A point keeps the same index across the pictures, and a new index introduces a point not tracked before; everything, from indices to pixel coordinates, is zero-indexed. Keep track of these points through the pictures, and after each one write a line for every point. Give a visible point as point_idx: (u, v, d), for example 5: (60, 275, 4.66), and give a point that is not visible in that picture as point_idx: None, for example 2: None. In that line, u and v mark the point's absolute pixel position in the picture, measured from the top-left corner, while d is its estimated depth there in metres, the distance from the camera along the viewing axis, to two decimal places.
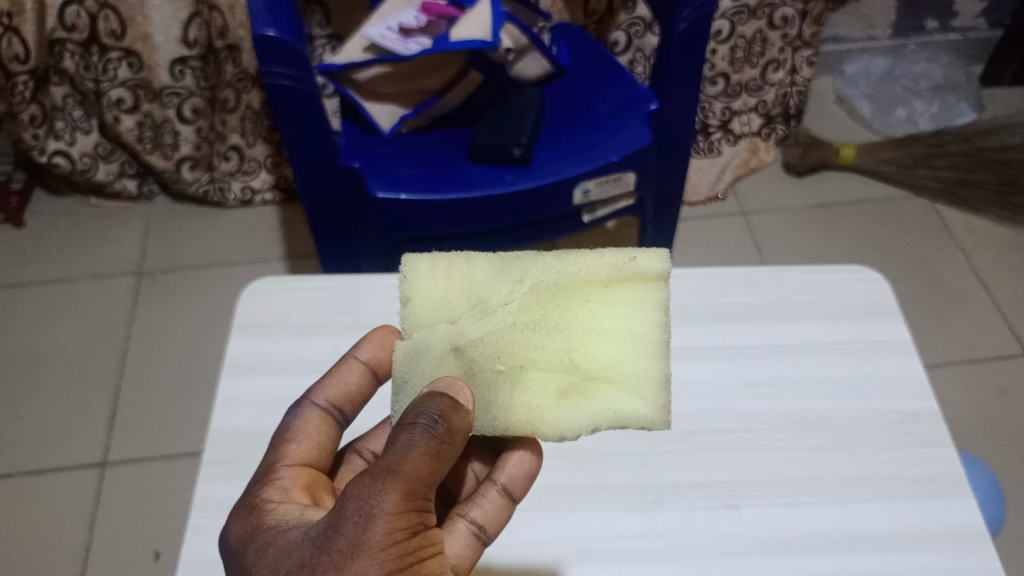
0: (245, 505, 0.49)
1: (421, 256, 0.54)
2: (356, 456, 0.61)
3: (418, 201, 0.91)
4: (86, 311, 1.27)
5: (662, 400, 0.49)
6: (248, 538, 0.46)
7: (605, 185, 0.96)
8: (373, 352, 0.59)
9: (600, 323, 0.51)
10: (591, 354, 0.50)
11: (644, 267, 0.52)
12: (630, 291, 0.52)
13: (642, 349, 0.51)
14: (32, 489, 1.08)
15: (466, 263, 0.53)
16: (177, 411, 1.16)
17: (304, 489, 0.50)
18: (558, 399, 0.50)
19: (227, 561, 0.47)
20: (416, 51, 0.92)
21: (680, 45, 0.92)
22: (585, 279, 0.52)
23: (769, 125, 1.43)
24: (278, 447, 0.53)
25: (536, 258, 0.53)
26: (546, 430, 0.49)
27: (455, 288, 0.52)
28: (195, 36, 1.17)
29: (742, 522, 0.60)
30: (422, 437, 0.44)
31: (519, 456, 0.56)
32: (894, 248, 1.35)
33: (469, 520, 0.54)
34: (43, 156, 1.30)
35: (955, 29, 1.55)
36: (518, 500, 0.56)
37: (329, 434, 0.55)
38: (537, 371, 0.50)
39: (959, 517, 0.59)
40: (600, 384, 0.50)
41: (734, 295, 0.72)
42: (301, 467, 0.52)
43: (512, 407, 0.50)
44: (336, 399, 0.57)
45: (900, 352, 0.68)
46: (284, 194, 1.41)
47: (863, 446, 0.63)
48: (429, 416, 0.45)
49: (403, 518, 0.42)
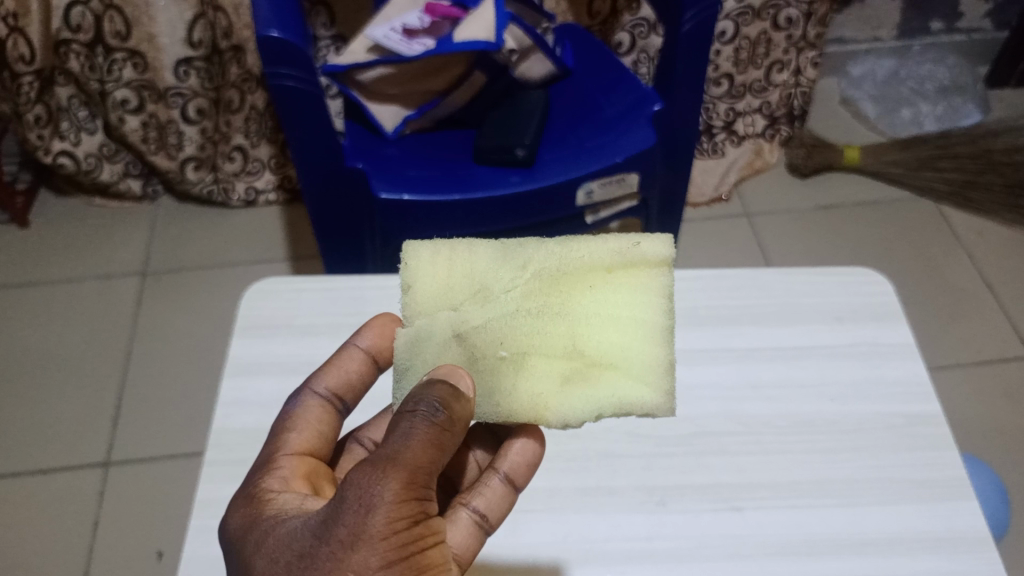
0: (245, 495, 0.49)
1: (422, 243, 0.54)
2: (358, 445, 0.61)
3: (423, 202, 0.91)
4: (90, 311, 1.28)
5: (666, 387, 0.49)
6: (246, 528, 0.46)
7: (608, 186, 0.96)
8: (373, 340, 0.58)
9: (604, 309, 0.51)
10: (595, 340, 0.50)
11: (648, 252, 0.52)
12: (633, 277, 0.52)
13: (647, 336, 0.51)
14: (35, 488, 1.09)
15: (467, 250, 0.53)
16: (181, 410, 1.16)
17: (304, 479, 0.50)
18: (562, 386, 0.50)
19: (227, 551, 0.47)
20: (419, 52, 0.92)
21: (685, 46, 0.92)
22: (588, 265, 0.52)
23: (773, 126, 1.43)
24: (278, 436, 0.53)
25: (538, 245, 0.53)
26: (549, 417, 0.49)
27: (457, 275, 0.52)
28: (200, 37, 1.18)
29: (747, 525, 0.59)
30: (423, 425, 0.44)
31: (522, 444, 0.56)
32: (900, 251, 1.34)
33: (472, 509, 0.54)
34: (48, 156, 1.30)
35: (961, 30, 1.54)
36: (520, 489, 0.56)
37: (329, 423, 0.55)
38: (540, 357, 0.50)
39: (966, 522, 0.59)
40: (604, 370, 0.50)
41: (740, 297, 0.72)
42: (301, 456, 0.52)
43: (515, 394, 0.50)
44: (337, 387, 0.56)
45: (905, 356, 0.68)
46: (289, 194, 1.42)
47: (868, 449, 0.63)
48: (430, 403, 0.44)
49: (403, 507, 0.42)
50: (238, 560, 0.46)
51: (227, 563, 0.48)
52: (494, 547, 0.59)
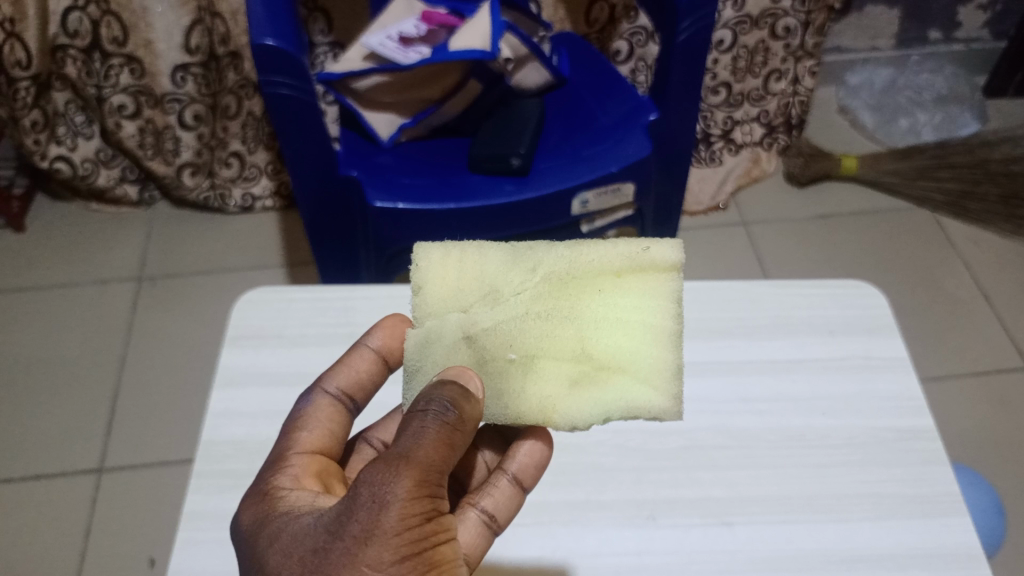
0: (256, 493, 0.49)
1: (433, 244, 0.53)
2: (366, 445, 0.60)
3: (417, 210, 0.91)
4: (85, 318, 1.27)
5: (672, 391, 0.49)
6: (258, 525, 0.46)
7: (603, 196, 0.96)
8: (383, 340, 0.58)
9: (613, 313, 0.51)
10: (603, 344, 0.50)
11: (658, 257, 0.51)
12: (642, 281, 0.51)
13: (655, 340, 0.50)
14: (27, 495, 1.08)
15: (478, 252, 0.53)
16: (176, 416, 1.16)
17: (316, 477, 0.50)
18: (570, 388, 0.49)
19: (239, 548, 0.47)
20: (414, 61, 0.92)
21: (680, 57, 0.91)
22: (598, 269, 0.51)
23: (772, 134, 1.43)
24: (290, 433, 0.52)
25: (548, 249, 0.52)
26: (557, 420, 0.49)
27: (467, 277, 0.52)
28: (197, 43, 1.17)
29: (739, 540, 0.59)
30: (434, 425, 0.44)
31: (529, 446, 0.56)
32: (897, 262, 1.34)
33: (480, 509, 0.53)
34: (45, 161, 1.31)
35: (959, 40, 1.54)
36: (529, 491, 0.56)
37: (340, 422, 0.54)
38: (549, 360, 0.50)
39: (956, 537, 0.58)
40: (611, 373, 0.50)
41: (732, 310, 0.72)
42: (312, 454, 0.51)
43: (523, 396, 0.49)
44: (348, 387, 0.56)
45: (900, 368, 0.68)
46: (284, 201, 1.41)
47: (861, 463, 0.62)
48: (440, 403, 0.44)
49: (415, 504, 0.42)
50: (250, 558, 0.45)
51: (238, 562, 0.48)
52: (487, 557, 0.58)
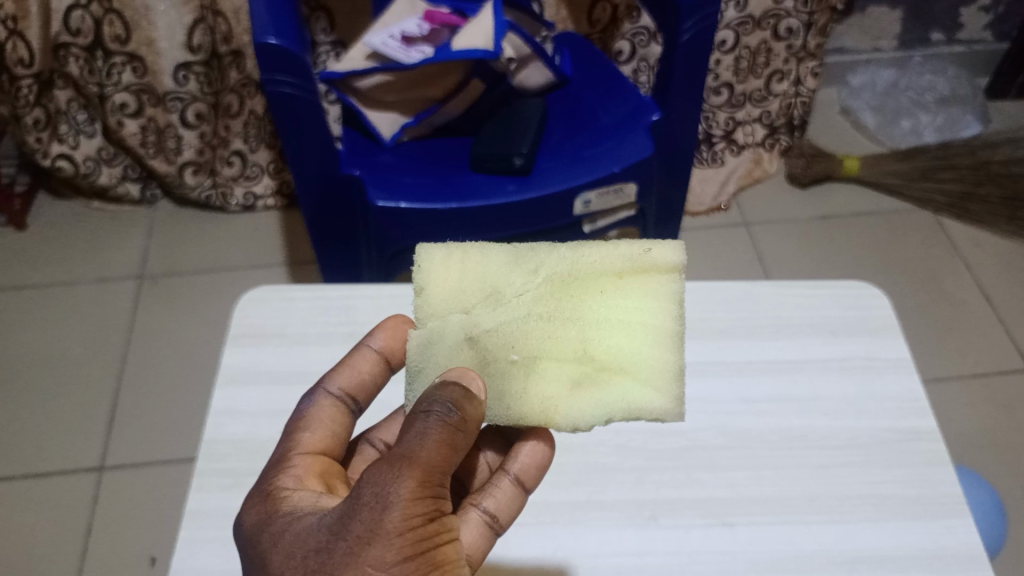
0: (259, 494, 0.49)
1: (436, 245, 0.53)
2: (369, 446, 0.60)
3: (419, 210, 0.91)
4: (87, 315, 1.27)
5: (673, 392, 0.49)
6: (261, 525, 0.46)
7: (606, 196, 0.96)
8: (386, 341, 0.58)
9: (615, 314, 0.51)
10: (605, 344, 0.50)
11: (659, 258, 0.51)
12: (643, 282, 0.51)
13: (657, 341, 0.50)
14: (28, 492, 1.08)
15: (480, 253, 0.53)
16: (177, 415, 1.16)
17: (318, 478, 0.50)
18: (572, 389, 0.49)
19: (241, 549, 0.47)
20: (417, 60, 0.92)
21: (683, 57, 0.91)
22: (599, 270, 0.51)
23: (773, 135, 1.43)
24: (292, 434, 0.52)
25: (550, 250, 0.52)
26: (559, 421, 0.49)
27: (469, 278, 0.52)
28: (200, 42, 1.18)
29: (739, 541, 0.59)
30: (436, 426, 0.44)
31: (531, 446, 0.56)
32: (900, 263, 1.34)
33: (482, 509, 0.53)
34: (46, 160, 1.30)
35: (961, 41, 1.54)
36: (530, 491, 0.56)
37: (342, 422, 0.54)
38: (551, 361, 0.50)
39: (958, 539, 0.58)
40: (613, 374, 0.50)
41: (736, 310, 0.72)
42: (315, 455, 0.51)
43: (525, 397, 0.49)
44: (350, 388, 0.56)
45: (901, 370, 0.68)
46: (287, 200, 1.41)
47: (863, 463, 0.62)
48: (443, 403, 0.44)
49: (418, 505, 0.42)
50: (253, 558, 0.45)
51: (241, 562, 0.48)
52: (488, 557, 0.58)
